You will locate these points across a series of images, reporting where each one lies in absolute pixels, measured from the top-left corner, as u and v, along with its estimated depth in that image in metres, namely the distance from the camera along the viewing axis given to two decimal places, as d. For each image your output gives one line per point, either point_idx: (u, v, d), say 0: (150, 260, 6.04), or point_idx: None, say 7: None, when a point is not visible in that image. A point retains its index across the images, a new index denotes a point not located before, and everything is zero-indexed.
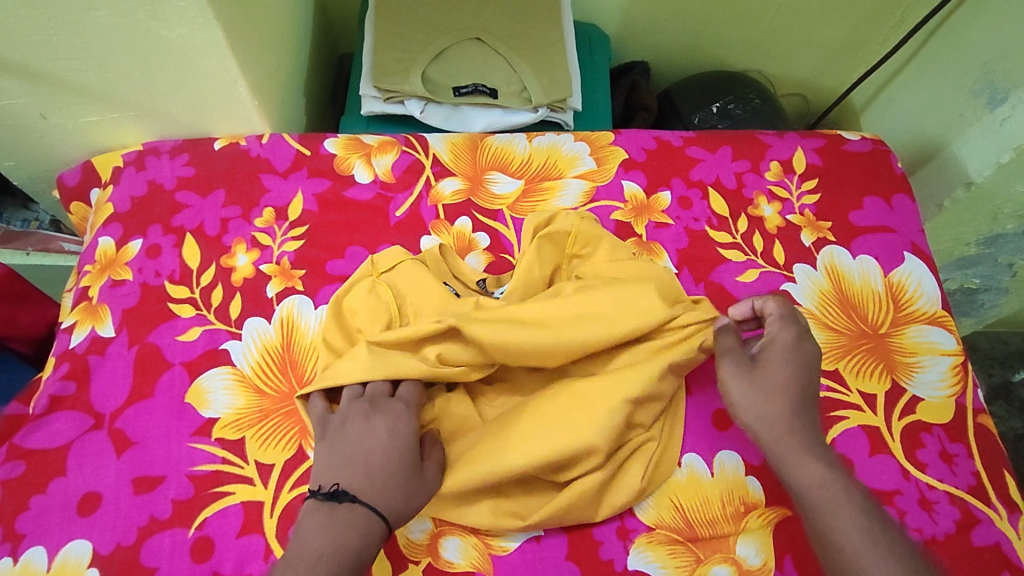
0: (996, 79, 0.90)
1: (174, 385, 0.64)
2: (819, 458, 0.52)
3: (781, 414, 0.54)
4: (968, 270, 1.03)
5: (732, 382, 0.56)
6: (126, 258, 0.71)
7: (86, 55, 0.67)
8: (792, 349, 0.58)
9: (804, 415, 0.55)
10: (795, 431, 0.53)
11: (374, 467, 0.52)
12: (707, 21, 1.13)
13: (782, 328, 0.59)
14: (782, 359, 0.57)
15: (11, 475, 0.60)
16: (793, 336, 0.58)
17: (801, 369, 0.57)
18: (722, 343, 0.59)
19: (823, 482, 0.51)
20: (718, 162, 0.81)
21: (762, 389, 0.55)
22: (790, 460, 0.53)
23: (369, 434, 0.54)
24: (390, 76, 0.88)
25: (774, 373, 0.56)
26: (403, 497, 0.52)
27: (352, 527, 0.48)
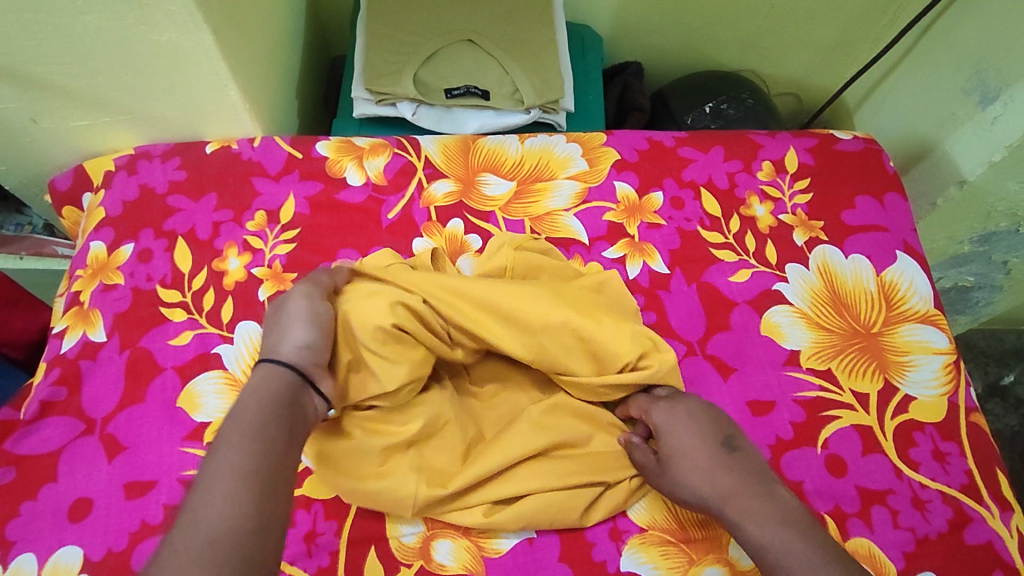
0: (988, 77, 0.90)
1: (166, 390, 0.64)
2: (759, 501, 0.51)
3: (706, 484, 0.53)
4: (962, 268, 1.03)
5: (662, 485, 0.56)
6: (118, 262, 0.71)
7: (76, 59, 0.67)
8: (679, 422, 0.57)
9: (724, 466, 0.53)
10: (728, 491, 0.52)
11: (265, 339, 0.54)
12: (700, 21, 1.13)
13: (658, 410, 0.58)
14: (676, 437, 0.56)
15: (2, 480, 0.60)
16: (668, 408, 0.58)
17: (701, 429, 0.56)
18: (636, 457, 0.58)
19: (769, 533, 0.49)
20: (711, 163, 0.81)
21: (681, 474, 0.55)
22: (735, 518, 0.51)
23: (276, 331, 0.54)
24: (382, 78, 0.88)
25: (680, 452, 0.55)
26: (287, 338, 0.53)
27: (258, 385, 0.50)
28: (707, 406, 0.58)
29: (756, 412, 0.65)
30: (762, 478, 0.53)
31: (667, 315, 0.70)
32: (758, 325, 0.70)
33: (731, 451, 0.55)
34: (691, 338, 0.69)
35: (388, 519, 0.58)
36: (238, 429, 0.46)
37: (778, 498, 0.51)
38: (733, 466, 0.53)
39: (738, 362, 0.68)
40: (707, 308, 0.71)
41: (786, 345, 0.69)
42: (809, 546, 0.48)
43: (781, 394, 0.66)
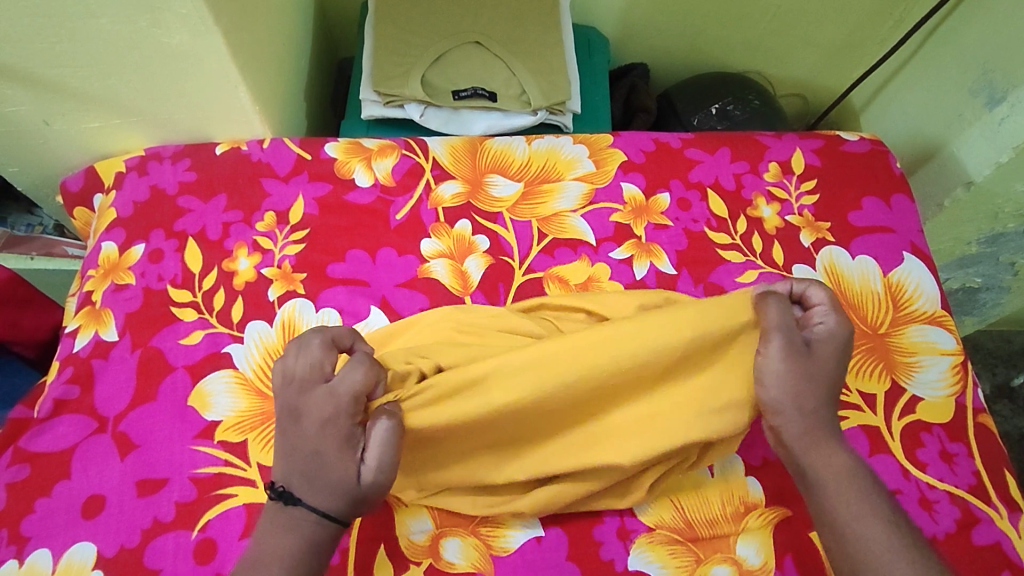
0: (994, 79, 0.90)
1: (177, 389, 0.64)
2: (842, 450, 0.53)
3: (798, 398, 0.53)
4: (969, 269, 1.03)
5: (779, 363, 0.53)
6: (129, 263, 0.72)
7: (89, 62, 0.68)
8: (840, 340, 0.55)
9: (830, 406, 0.54)
10: (814, 420, 0.53)
11: (312, 474, 0.49)
12: (706, 23, 1.13)
13: (831, 316, 0.56)
14: (828, 350, 0.55)
15: (16, 477, 0.60)
16: (845, 330, 0.55)
17: (836, 369, 0.55)
18: (771, 319, 0.54)
19: (848, 473, 0.52)
20: (717, 164, 0.81)
21: (803, 378, 0.53)
22: (813, 453, 0.53)
23: (302, 435, 0.50)
24: (390, 79, 0.88)
25: (818, 365, 0.54)
26: (341, 501, 0.49)
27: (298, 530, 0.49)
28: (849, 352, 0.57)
29: None
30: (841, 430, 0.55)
31: None
32: None
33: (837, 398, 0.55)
34: None
35: (398, 517, 0.59)
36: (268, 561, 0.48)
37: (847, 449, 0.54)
38: (833, 407, 0.54)
39: None
40: None
41: None
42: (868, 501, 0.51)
43: None
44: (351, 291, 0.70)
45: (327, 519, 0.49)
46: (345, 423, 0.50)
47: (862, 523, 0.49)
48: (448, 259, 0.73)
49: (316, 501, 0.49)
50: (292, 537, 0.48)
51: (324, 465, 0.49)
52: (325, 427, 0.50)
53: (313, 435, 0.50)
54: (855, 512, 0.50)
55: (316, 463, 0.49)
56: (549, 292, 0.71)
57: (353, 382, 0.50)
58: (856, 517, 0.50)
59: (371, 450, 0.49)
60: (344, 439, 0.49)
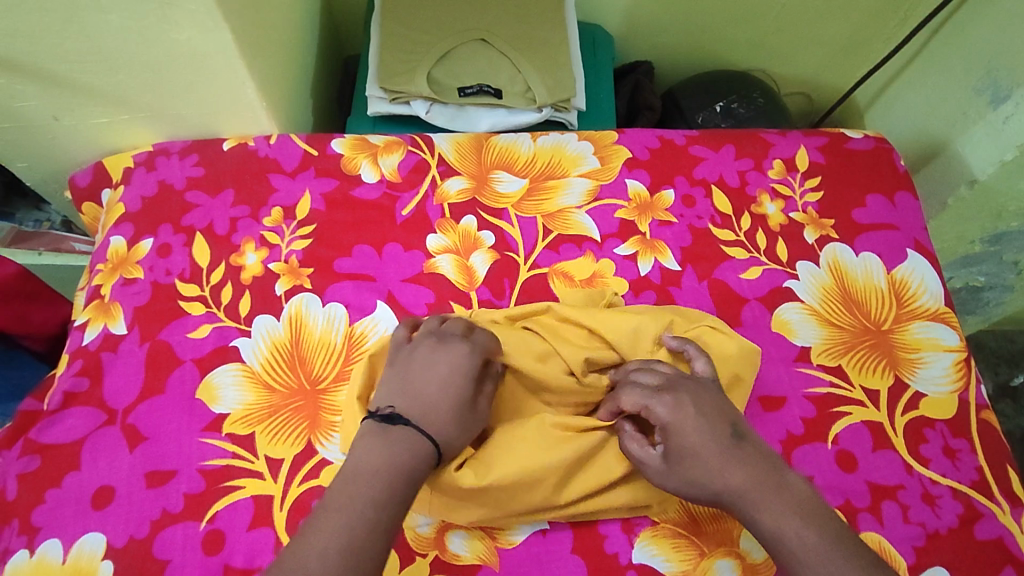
0: (999, 77, 0.89)
1: (185, 382, 0.65)
2: (774, 500, 0.50)
3: (703, 488, 0.51)
4: (973, 268, 1.03)
5: (665, 484, 0.53)
6: (137, 257, 0.73)
7: (98, 58, 0.69)
8: (684, 418, 0.53)
9: (734, 464, 0.51)
10: (732, 489, 0.51)
11: (438, 408, 0.53)
12: (710, 21, 1.13)
13: (657, 404, 0.54)
14: (681, 438, 0.52)
15: (27, 468, 0.61)
16: (674, 402, 0.53)
17: (707, 428, 0.52)
18: (634, 453, 0.55)
19: (783, 528, 0.49)
20: (721, 161, 0.81)
21: (690, 472, 0.52)
22: (754, 510, 0.50)
23: (431, 366, 0.54)
24: (396, 76, 0.89)
25: (688, 450, 0.52)
26: (455, 434, 0.53)
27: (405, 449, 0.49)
28: (709, 394, 0.55)
29: (766, 408, 0.66)
30: (774, 468, 0.52)
31: None
32: (769, 322, 0.71)
33: (736, 443, 0.52)
34: None
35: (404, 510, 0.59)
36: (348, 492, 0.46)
37: (793, 488, 0.51)
38: (740, 461, 0.51)
39: None
40: (718, 305, 0.71)
41: (797, 342, 0.70)
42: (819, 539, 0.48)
43: (792, 390, 0.67)
44: (357, 285, 0.71)
45: (435, 450, 0.51)
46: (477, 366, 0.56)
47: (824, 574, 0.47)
48: (453, 255, 0.73)
49: (437, 435, 0.52)
50: (400, 460, 0.48)
51: (450, 401, 0.53)
52: (456, 365, 0.54)
53: (446, 370, 0.54)
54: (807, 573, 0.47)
55: (440, 398, 0.53)
56: (553, 288, 0.72)
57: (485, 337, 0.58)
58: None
59: (484, 395, 0.56)
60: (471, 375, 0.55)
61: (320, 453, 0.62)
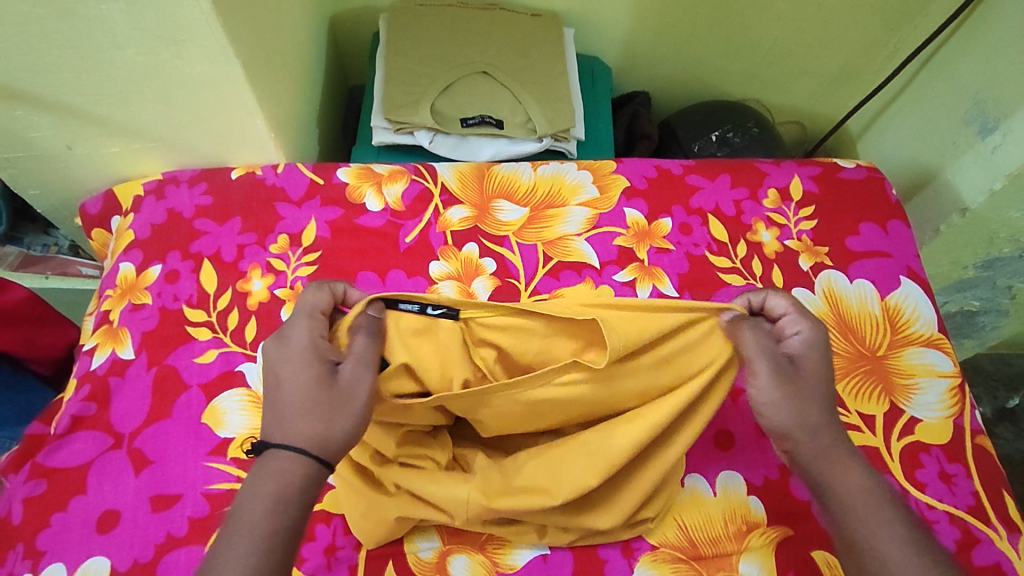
0: (987, 108, 0.92)
1: (191, 406, 0.66)
2: (853, 464, 0.52)
3: (805, 417, 0.51)
4: (967, 293, 1.04)
5: (776, 392, 0.51)
6: (146, 283, 0.74)
7: (114, 91, 0.71)
8: (819, 347, 0.54)
9: (834, 416, 0.53)
10: (824, 432, 0.52)
11: (290, 396, 0.49)
12: (705, 54, 1.17)
13: (801, 322, 0.55)
14: (815, 361, 0.53)
15: (33, 492, 0.62)
16: (815, 334, 0.54)
17: (827, 370, 0.54)
18: (751, 343, 0.52)
19: (864, 487, 0.51)
20: (717, 190, 0.83)
21: (801, 395, 0.52)
22: (831, 465, 0.51)
23: (271, 368, 0.50)
24: (400, 108, 0.91)
25: (814, 376, 0.53)
26: (320, 422, 0.48)
27: (274, 476, 0.47)
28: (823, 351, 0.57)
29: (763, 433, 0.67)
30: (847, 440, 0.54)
31: None
32: None
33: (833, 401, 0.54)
34: None
35: (405, 534, 0.60)
36: (236, 522, 0.46)
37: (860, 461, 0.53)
38: (833, 416, 0.53)
39: None
40: None
41: None
42: (889, 508, 0.50)
43: None
44: None
45: (304, 457, 0.47)
46: (312, 343, 0.50)
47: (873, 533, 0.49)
48: (455, 281, 0.75)
49: (290, 434, 0.48)
50: (267, 487, 0.46)
51: (293, 385, 0.49)
52: (292, 350, 0.50)
53: (284, 360, 0.50)
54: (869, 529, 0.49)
55: (290, 389, 0.49)
56: None
57: (313, 301, 0.54)
58: (866, 528, 0.49)
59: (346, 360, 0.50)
60: (308, 356, 0.50)
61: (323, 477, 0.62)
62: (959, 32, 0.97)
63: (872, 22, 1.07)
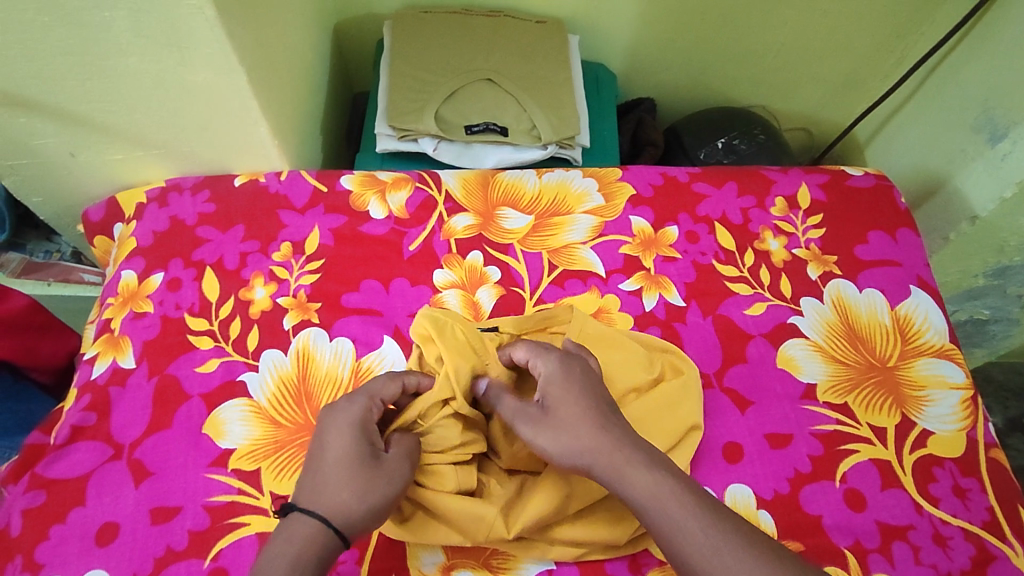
0: (996, 115, 0.91)
1: (192, 417, 0.65)
2: (647, 468, 0.49)
3: (576, 448, 0.51)
4: (978, 301, 1.03)
5: (536, 438, 0.53)
6: (147, 291, 0.73)
7: (116, 98, 0.71)
8: (564, 372, 0.56)
9: (609, 428, 0.52)
10: (600, 452, 0.50)
11: (330, 467, 0.51)
12: (711, 60, 1.16)
13: (540, 359, 0.57)
14: (560, 388, 0.54)
15: (32, 504, 0.61)
16: (556, 361, 0.56)
17: (583, 389, 0.54)
18: (506, 411, 0.56)
19: (656, 488, 0.48)
20: (724, 198, 0.82)
21: (559, 428, 0.52)
22: (625, 476, 0.49)
23: (323, 440, 0.53)
24: (405, 115, 0.91)
25: (567, 405, 0.53)
26: (356, 497, 0.49)
27: (297, 539, 0.47)
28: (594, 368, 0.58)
29: (773, 445, 0.65)
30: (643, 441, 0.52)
31: (683, 347, 0.71)
32: (774, 358, 0.71)
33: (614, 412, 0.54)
34: (708, 370, 0.70)
35: (408, 548, 0.59)
36: None
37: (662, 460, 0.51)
38: (620, 430, 0.52)
39: (754, 395, 0.68)
40: (723, 340, 0.72)
41: (802, 378, 0.70)
42: (696, 503, 0.48)
43: (799, 427, 0.67)
44: (365, 320, 0.71)
45: (328, 526, 0.48)
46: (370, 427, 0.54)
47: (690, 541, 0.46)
48: (460, 289, 0.74)
49: (320, 500, 0.49)
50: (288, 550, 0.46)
51: (337, 457, 0.51)
52: (342, 425, 0.53)
53: (339, 435, 0.52)
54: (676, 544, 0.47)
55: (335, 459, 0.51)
56: None
57: (382, 385, 0.57)
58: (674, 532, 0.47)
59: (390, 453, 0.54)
60: (364, 437, 0.53)
61: None
62: (967, 40, 0.96)
63: (879, 28, 1.06)
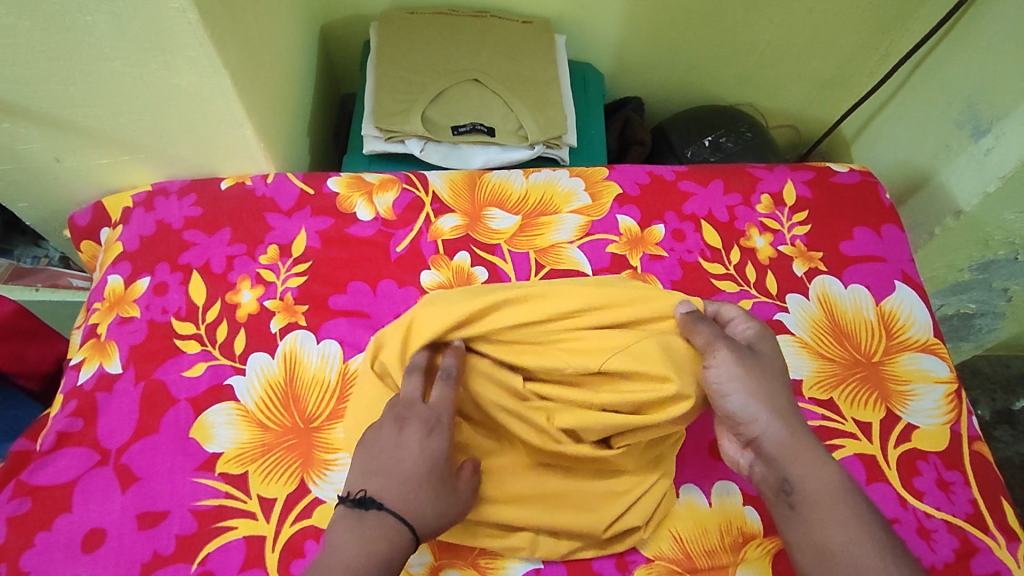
0: (979, 111, 0.91)
1: (179, 421, 0.65)
2: (828, 463, 0.53)
3: (768, 409, 0.54)
4: (964, 295, 1.04)
5: (732, 374, 0.54)
6: (134, 296, 0.73)
7: (101, 103, 0.71)
8: (768, 341, 0.59)
9: (794, 411, 0.55)
10: (784, 425, 0.53)
11: (414, 475, 0.53)
12: (698, 59, 1.16)
13: (751, 323, 0.60)
14: (767, 355, 0.58)
15: (17, 511, 0.60)
16: (762, 329, 0.60)
17: (780, 365, 0.58)
18: (704, 337, 0.56)
19: (835, 485, 0.52)
20: (710, 196, 0.83)
21: (761, 383, 0.55)
22: (802, 462, 0.52)
23: (402, 446, 0.53)
24: (392, 116, 0.91)
25: (770, 370, 0.56)
26: (432, 512, 0.52)
27: (382, 539, 0.50)
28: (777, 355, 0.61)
29: None
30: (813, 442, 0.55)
31: None
32: None
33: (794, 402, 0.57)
34: None
35: None
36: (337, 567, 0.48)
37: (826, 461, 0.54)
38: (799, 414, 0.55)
39: None
40: None
41: (788, 374, 0.70)
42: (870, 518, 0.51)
43: None
44: (352, 322, 0.71)
45: (411, 532, 0.51)
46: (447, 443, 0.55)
47: (843, 527, 0.50)
48: (447, 290, 0.74)
49: (407, 507, 0.51)
50: (375, 550, 0.49)
51: (427, 469, 0.53)
52: (426, 443, 0.54)
53: (418, 444, 0.53)
54: (822, 525, 0.50)
55: (420, 470, 0.53)
56: None
57: (445, 401, 0.55)
58: (846, 523, 0.50)
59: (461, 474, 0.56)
60: (443, 451, 0.54)
61: (313, 492, 0.62)
62: (951, 36, 0.97)
63: (864, 26, 1.07)
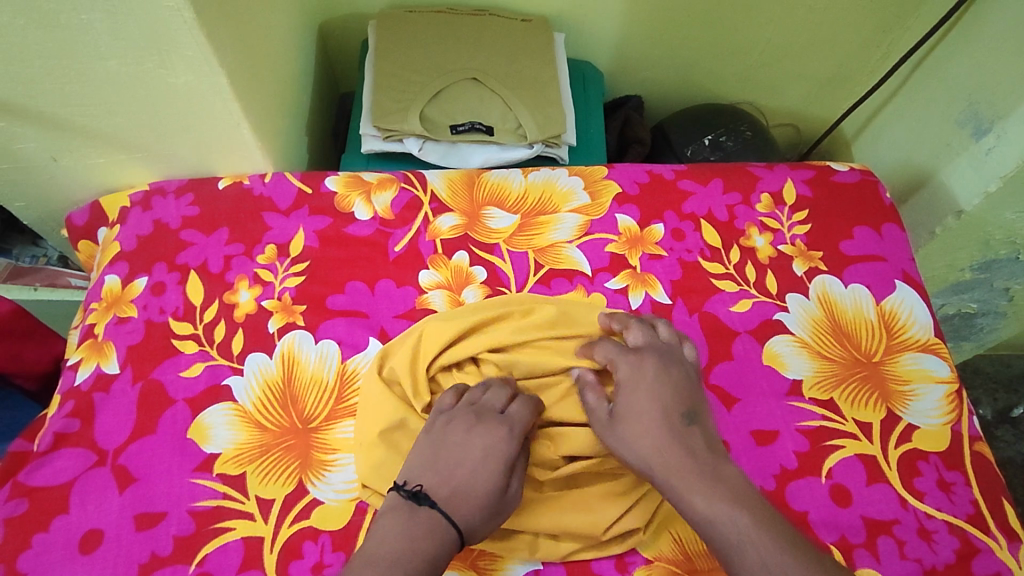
0: (980, 109, 0.91)
1: (177, 422, 0.65)
2: (707, 489, 0.50)
3: (642, 458, 0.53)
4: (964, 294, 1.03)
5: (606, 437, 0.56)
6: (131, 295, 0.73)
7: (97, 102, 0.70)
8: (635, 379, 0.57)
9: (676, 444, 0.53)
10: (663, 465, 0.52)
11: (469, 477, 0.53)
12: (697, 57, 1.16)
13: (620, 360, 0.58)
14: (631, 394, 0.56)
15: (14, 512, 0.60)
16: (633, 363, 0.58)
17: (656, 396, 0.55)
18: (588, 403, 0.58)
19: (713, 512, 0.49)
20: (710, 195, 0.82)
21: (627, 435, 0.54)
22: (685, 496, 0.50)
23: (466, 446, 0.54)
24: (390, 115, 0.91)
25: (635, 412, 0.55)
26: (479, 516, 0.52)
27: (429, 535, 0.49)
28: (681, 374, 0.58)
29: (759, 442, 0.66)
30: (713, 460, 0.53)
31: None
32: (760, 355, 0.71)
33: (686, 425, 0.54)
34: None
35: None
36: (378, 554, 0.47)
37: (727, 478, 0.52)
38: (677, 444, 0.53)
39: (740, 392, 0.68)
40: (710, 338, 0.72)
41: (788, 374, 0.70)
42: (761, 536, 0.48)
43: (785, 424, 0.67)
44: (350, 322, 0.71)
45: (457, 535, 0.50)
46: (515, 449, 0.55)
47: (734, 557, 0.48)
48: (445, 290, 0.74)
49: (458, 507, 0.51)
50: (420, 546, 0.48)
51: (484, 471, 0.53)
52: (494, 449, 0.54)
53: (482, 446, 0.54)
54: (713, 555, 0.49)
55: (480, 472, 0.53)
56: None
57: (522, 415, 0.57)
58: (731, 550, 0.48)
59: (517, 477, 0.55)
60: (506, 457, 0.54)
61: (312, 493, 0.62)
62: (951, 34, 0.96)
63: (865, 24, 1.07)
